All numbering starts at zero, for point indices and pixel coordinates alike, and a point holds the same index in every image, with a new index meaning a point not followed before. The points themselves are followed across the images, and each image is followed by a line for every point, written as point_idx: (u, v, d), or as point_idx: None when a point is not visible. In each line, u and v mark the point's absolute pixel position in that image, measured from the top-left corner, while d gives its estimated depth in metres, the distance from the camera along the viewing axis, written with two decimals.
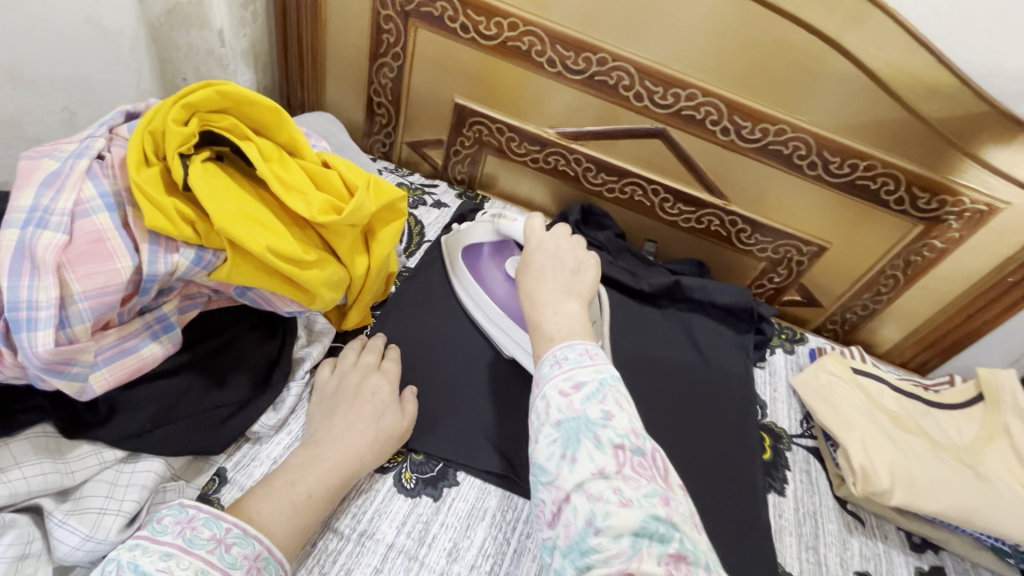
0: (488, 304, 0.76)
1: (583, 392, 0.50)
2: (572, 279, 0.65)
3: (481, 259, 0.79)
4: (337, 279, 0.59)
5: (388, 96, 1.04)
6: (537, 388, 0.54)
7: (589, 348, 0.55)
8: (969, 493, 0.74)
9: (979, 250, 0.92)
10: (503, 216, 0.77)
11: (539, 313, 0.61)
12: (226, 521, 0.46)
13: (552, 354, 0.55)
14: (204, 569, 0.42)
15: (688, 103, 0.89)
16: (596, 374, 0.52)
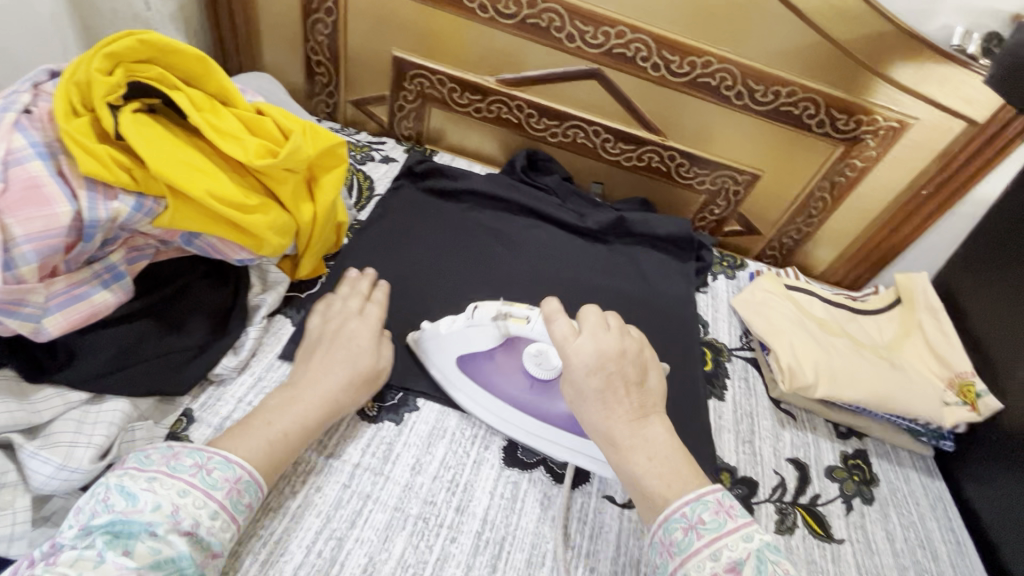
0: (511, 411, 0.67)
1: (745, 575, 0.47)
2: (640, 394, 0.59)
3: (490, 365, 0.68)
4: (281, 222, 0.63)
5: (326, 54, 1.04)
6: (672, 562, 0.50)
7: (721, 501, 0.52)
8: (885, 381, 0.82)
9: (896, 167, 0.99)
10: (510, 316, 0.63)
11: (627, 463, 0.56)
12: (207, 451, 0.51)
13: (679, 512, 0.51)
14: (186, 489, 0.48)
15: (618, 40, 0.92)
16: (749, 546, 0.49)
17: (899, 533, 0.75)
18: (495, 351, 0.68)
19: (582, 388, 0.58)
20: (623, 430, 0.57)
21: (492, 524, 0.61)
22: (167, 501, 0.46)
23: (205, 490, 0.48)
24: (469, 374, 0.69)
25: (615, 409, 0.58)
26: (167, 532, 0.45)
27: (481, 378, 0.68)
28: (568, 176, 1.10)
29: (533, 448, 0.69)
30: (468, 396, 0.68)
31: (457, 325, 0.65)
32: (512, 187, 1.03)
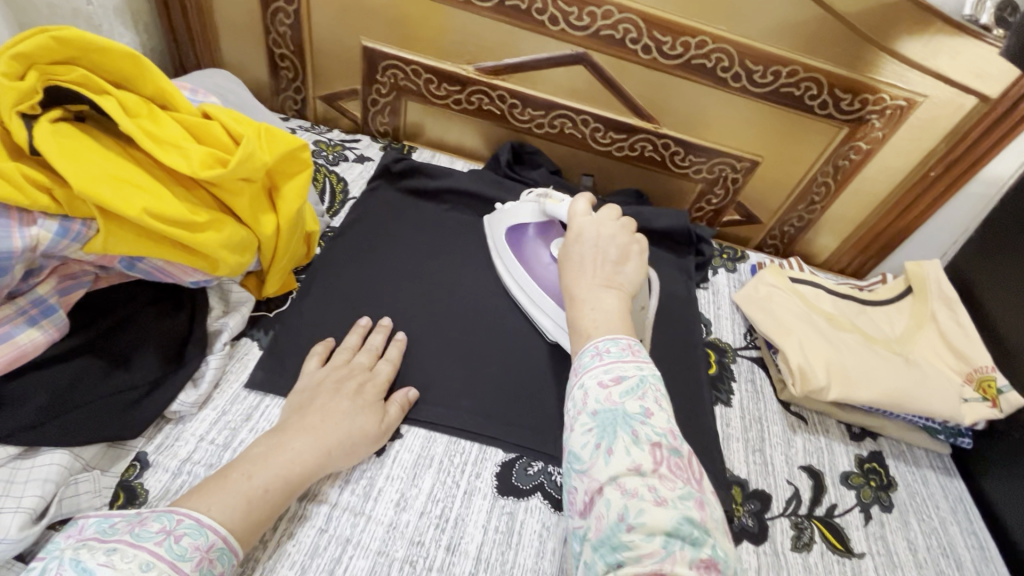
0: (531, 285, 0.77)
1: (622, 386, 0.49)
2: (614, 271, 0.63)
3: (528, 240, 0.80)
4: (238, 237, 0.57)
5: (289, 46, 0.96)
6: (575, 377, 0.53)
7: (633, 344, 0.54)
8: (900, 378, 0.77)
9: (903, 148, 0.94)
10: (549, 197, 0.76)
11: (576, 310, 0.60)
12: (177, 514, 0.44)
13: (593, 345, 0.54)
14: (151, 561, 0.41)
15: (605, 21, 0.85)
16: (638, 372, 0.50)
17: (921, 540, 0.71)
18: (536, 238, 0.79)
19: (569, 250, 0.66)
20: (590, 281, 0.61)
21: (487, 563, 0.55)
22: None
23: (172, 561, 0.41)
24: (513, 248, 0.81)
25: (588, 265, 0.63)
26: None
27: (521, 253, 0.80)
28: (556, 169, 1.03)
29: (529, 472, 0.64)
30: (506, 264, 0.81)
31: (516, 200, 0.81)
32: (496, 183, 0.97)
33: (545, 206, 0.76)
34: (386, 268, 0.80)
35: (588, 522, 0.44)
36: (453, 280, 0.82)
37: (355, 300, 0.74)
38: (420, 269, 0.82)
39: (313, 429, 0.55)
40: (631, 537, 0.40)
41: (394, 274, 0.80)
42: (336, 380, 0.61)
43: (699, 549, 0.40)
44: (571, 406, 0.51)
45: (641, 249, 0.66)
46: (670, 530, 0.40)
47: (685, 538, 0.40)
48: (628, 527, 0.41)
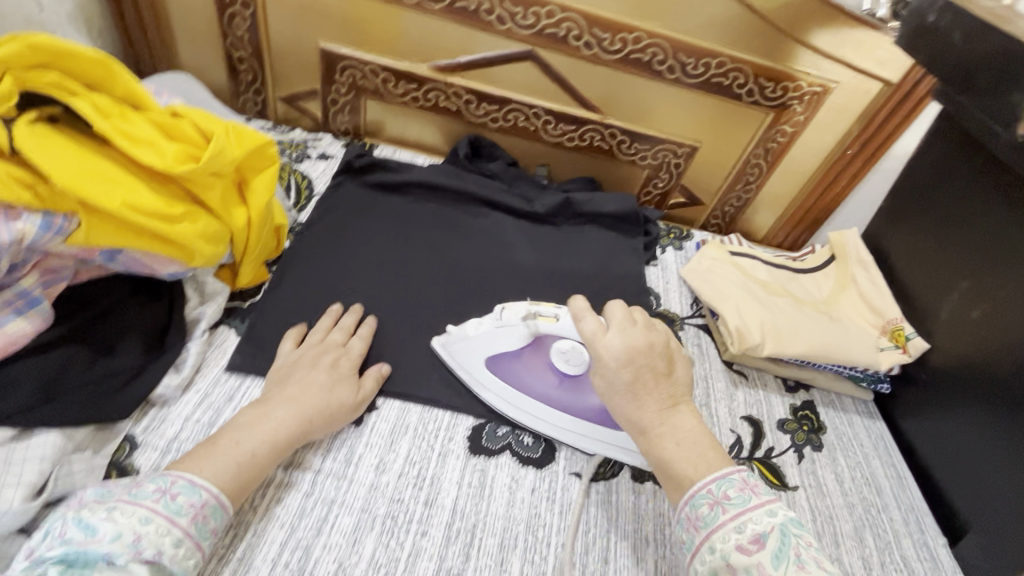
0: (543, 408, 0.69)
1: (769, 548, 0.46)
2: (669, 384, 0.60)
3: (514, 362, 0.70)
4: (213, 229, 0.61)
5: (247, 50, 0.99)
6: (697, 550, 0.50)
7: (747, 480, 0.53)
8: (826, 333, 0.86)
9: (822, 130, 1.04)
10: (539, 316, 0.66)
11: (656, 448, 0.58)
12: (170, 476, 0.49)
13: (706, 489, 0.52)
14: (149, 515, 0.46)
15: (549, 20, 0.92)
16: (774, 522, 0.48)
17: (847, 474, 0.80)
18: (529, 349, 0.70)
19: (612, 378, 0.59)
20: (657, 404, 0.59)
21: (462, 514, 0.61)
22: (127, 528, 0.44)
23: (168, 516, 0.46)
24: (503, 375, 0.70)
25: (647, 401, 0.59)
26: (127, 563, 0.43)
27: (512, 376, 0.70)
28: (512, 161, 1.09)
29: (498, 434, 0.70)
30: (495, 394, 0.70)
31: (485, 326, 0.69)
32: (456, 176, 1.02)
33: (540, 329, 0.66)
34: (355, 257, 0.85)
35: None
36: (419, 266, 0.87)
37: (326, 288, 0.78)
38: (387, 258, 0.86)
39: (294, 398, 0.60)
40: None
41: (363, 263, 0.84)
42: (313, 358, 0.66)
43: None
44: (704, 570, 0.49)
45: (677, 346, 0.64)
46: None
47: None
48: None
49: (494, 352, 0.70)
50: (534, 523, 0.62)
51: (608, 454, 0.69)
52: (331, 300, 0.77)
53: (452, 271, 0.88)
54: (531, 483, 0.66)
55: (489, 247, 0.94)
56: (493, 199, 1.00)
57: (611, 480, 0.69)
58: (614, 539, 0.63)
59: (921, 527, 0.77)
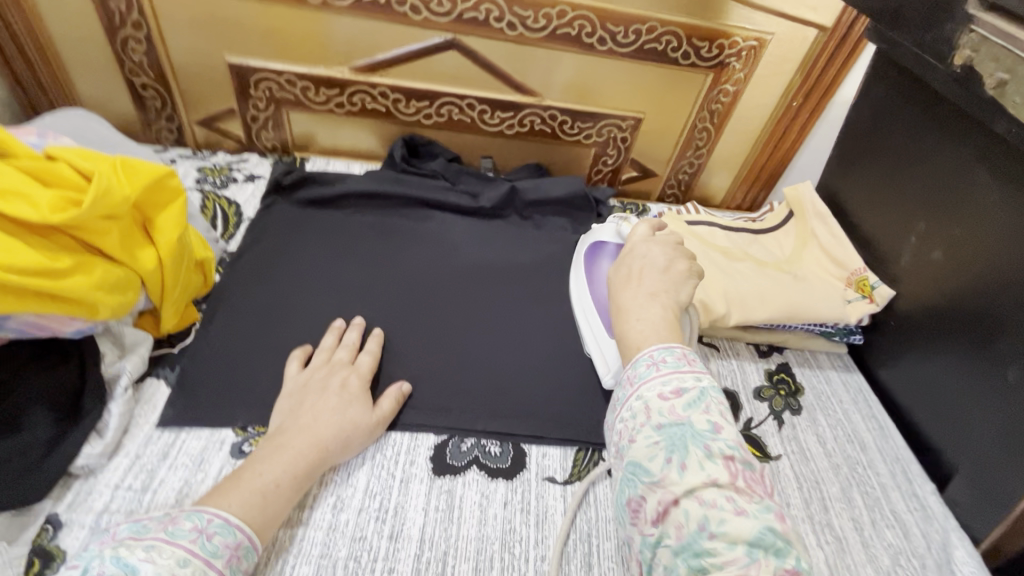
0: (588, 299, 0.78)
1: (686, 398, 0.53)
2: (665, 287, 0.66)
3: (602, 256, 0.81)
4: (113, 277, 0.56)
5: (149, 74, 0.92)
6: (631, 388, 0.58)
7: (686, 353, 0.58)
8: (791, 293, 0.84)
9: (764, 85, 1.01)
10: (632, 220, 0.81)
11: (623, 322, 0.64)
12: (206, 513, 0.48)
13: (648, 354, 0.58)
14: (186, 557, 0.44)
15: (465, 4, 0.87)
16: (698, 384, 0.55)
17: (829, 433, 0.78)
18: (612, 253, 0.80)
19: (627, 263, 0.70)
20: (642, 293, 0.66)
21: (431, 541, 0.57)
22: (168, 571, 0.43)
23: (207, 558, 0.45)
24: (586, 269, 0.81)
25: (637, 287, 0.67)
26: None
27: (588, 267, 0.81)
28: (453, 156, 1.04)
29: (462, 449, 0.66)
30: (574, 278, 0.82)
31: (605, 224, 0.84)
32: (394, 181, 0.97)
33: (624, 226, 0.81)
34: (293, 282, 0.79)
35: (665, 529, 0.47)
36: (364, 282, 0.82)
37: (263, 320, 0.73)
38: (329, 278, 0.81)
39: (308, 428, 0.58)
40: (714, 543, 0.45)
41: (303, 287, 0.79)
42: (321, 382, 0.63)
43: (780, 558, 0.44)
44: (627, 415, 0.56)
45: (693, 271, 0.69)
46: (750, 540, 0.44)
47: (769, 548, 0.44)
48: (711, 535, 0.45)
49: (596, 241, 0.83)
50: (509, 539, 0.59)
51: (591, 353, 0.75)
52: (269, 333, 0.72)
53: (400, 282, 0.83)
54: (502, 498, 0.62)
55: (438, 252, 0.90)
56: (436, 201, 0.96)
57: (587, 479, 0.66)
58: (596, 543, 0.60)
59: (908, 476, 0.75)
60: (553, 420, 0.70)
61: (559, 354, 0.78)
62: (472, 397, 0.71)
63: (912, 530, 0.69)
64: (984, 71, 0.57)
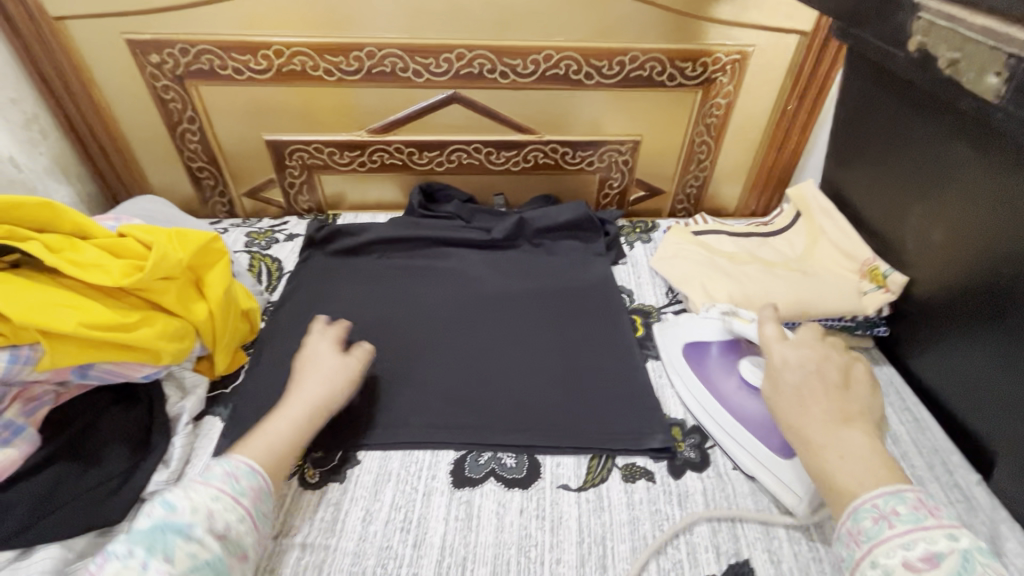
0: (723, 413, 0.72)
1: (946, 569, 0.44)
2: (843, 399, 0.59)
3: (711, 361, 0.77)
4: (171, 327, 0.66)
5: (204, 159, 1.08)
6: (853, 545, 0.49)
7: (921, 499, 0.49)
8: (801, 290, 0.84)
9: (756, 93, 1.04)
10: (737, 316, 0.77)
11: (819, 459, 0.56)
12: (234, 461, 0.58)
13: (870, 502, 0.50)
14: (218, 493, 0.54)
15: (460, 62, 0.97)
16: (955, 546, 0.45)
17: None
18: (721, 359, 0.76)
19: (782, 381, 0.62)
20: (820, 413, 0.58)
21: (451, 548, 0.61)
22: (203, 505, 0.52)
23: (235, 496, 0.54)
24: (696, 371, 0.77)
25: (818, 403, 0.59)
26: (203, 535, 0.50)
27: (700, 372, 0.77)
28: (466, 197, 1.12)
29: (480, 462, 0.70)
30: (684, 386, 0.78)
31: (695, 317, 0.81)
32: (412, 225, 1.06)
33: (734, 325, 0.76)
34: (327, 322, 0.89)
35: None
36: (389, 317, 0.90)
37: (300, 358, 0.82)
38: (358, 316, 0.90)
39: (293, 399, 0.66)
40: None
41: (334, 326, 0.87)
42: (302, 362, 0.71)
43: None
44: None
45: (863, 371, 0.63)
46: None
47: None
48: None
49: (695, 342, 0.79)
50: (525, 544, 0.62)
51: (760, 478, 0.68)
52: None
53: (421, 315, 0.90)
54: (518, 505, 0.66)
55: (460, 292, 0.96)
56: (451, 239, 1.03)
57: (600, 484, 0.68)
58: (610, 545, 0.62)
59: (949, 468, 0.72)
60: (566, 431, 0.73)
61: (571, 369, 0.82)
62: (489, 413, 0.75)
63: (952, 523, 0.66)
64: (939, 53, 0.58)
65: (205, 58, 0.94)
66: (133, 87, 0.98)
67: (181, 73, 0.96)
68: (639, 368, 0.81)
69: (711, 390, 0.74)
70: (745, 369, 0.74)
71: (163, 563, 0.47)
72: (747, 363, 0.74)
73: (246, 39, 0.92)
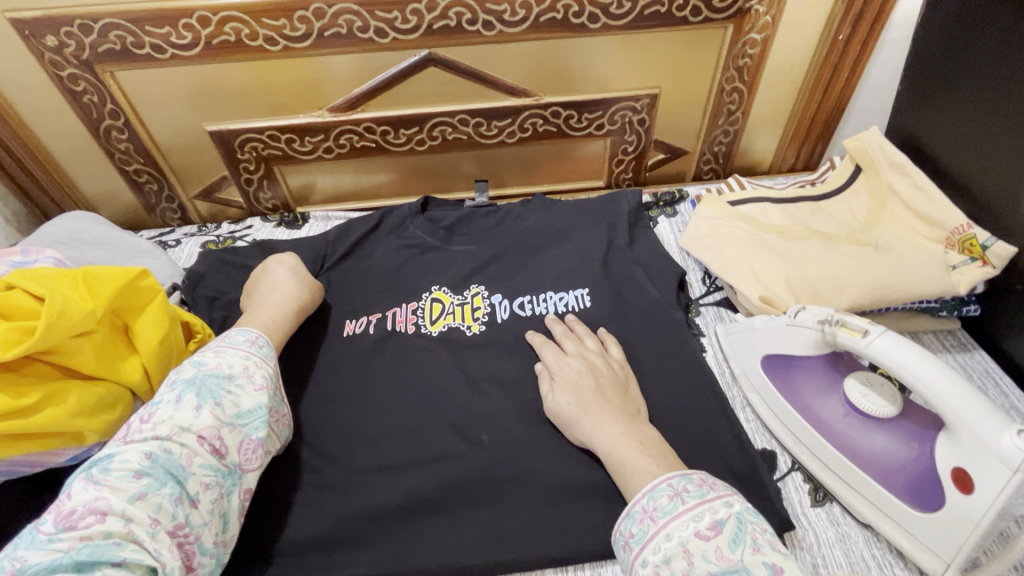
0: (829, 451, 0.57)
1: (726, 533, 0.45)
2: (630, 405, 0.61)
3: (803, 379, 0.61)
4: (92, 397, 0.53)
5: (139, 160, 0.90)
6: (652, 523, 0.47)
7: (676, 484, 0.49)
8: (874, 268, 0.68)
9: (798, 24, 0.85)
10: (842, 326, 0.55)
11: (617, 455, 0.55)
12: (253, 333, 0.60)
13: (666, 482, 0.49)
14: (248, 354, 0.56)
15: (432, 14, 0.78)
16: (731, 510, 0.46)
17: None
18: (814, 376, 0.60)
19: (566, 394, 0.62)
20: (622, 426, 0.57)
21: None
22: (238, 362, 0.55)
23: (262, 358, 0.57)
24: (786, 394, 0.62)
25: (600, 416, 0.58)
26: (244, 385, 0.53)
27: (790, 392, 0.61)
28: (421, 205, 0.88)
29: (498, 526, 0.57)
30: (776, 410, 0.63)
31: (776, 322, 0.62)
32: (344, 280, 0.81)
33: (839, 341, 0.55)
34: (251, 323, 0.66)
35: None
36: (374, 338, 0.74)
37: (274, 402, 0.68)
38: (337, 337, 0.74)
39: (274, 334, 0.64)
40: None
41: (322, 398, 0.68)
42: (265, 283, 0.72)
43: None
44: (656, 558, 0.45)
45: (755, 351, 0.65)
46: None
47: None
48: None
49: (781, 354, 0.63)
50: None
51: (883, 531, 0.53)
52: None
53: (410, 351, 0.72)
54: None
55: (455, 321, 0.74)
56: (408, 276, 0.81)
57: None
58: None
59: None
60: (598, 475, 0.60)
61: None
62: (504, 454, 0.62)
63: None
64: None
65: (115, 36, 0.76)
66: (36, 83, 0.80)
67: (89, 57, 0.77)
68: (682, 383, 0.67)
69: (809, 418, 0.59)
70: (847, 389, 0.58)
71: (215, 408, 0.50)
72: (853, 382, 0.57)
73: (162, 6, 0.73)
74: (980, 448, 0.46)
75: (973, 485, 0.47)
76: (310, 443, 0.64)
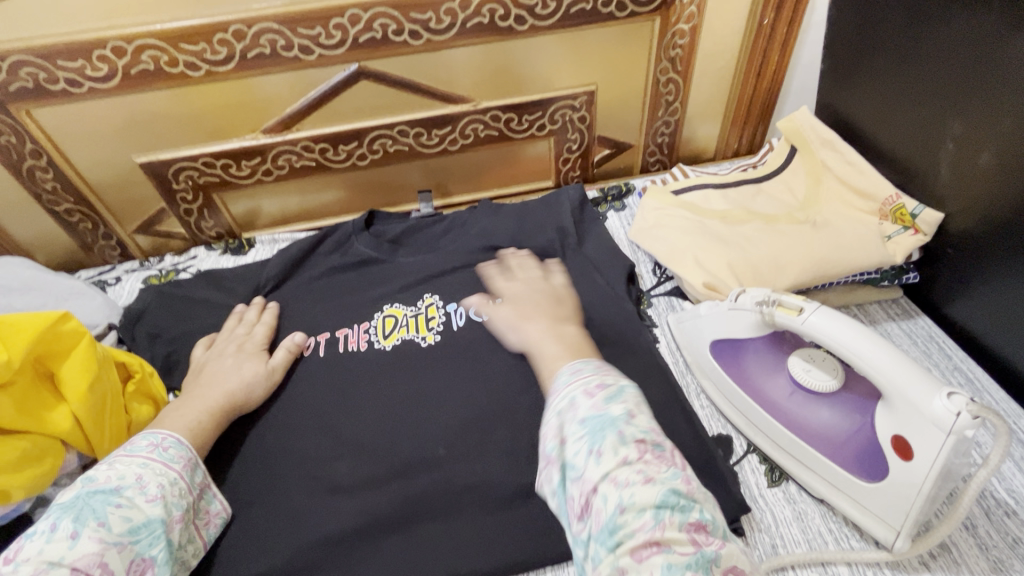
0: (779, 429, 0.58)
1: (604, 393, 0.47)
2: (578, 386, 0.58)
3: (749, 362, 0.61)
4: (11, 452, 0.50)
5: (69, 199, 0.87)
6: (552, 397, 0.50)
7: (575, 368, 0.51)
8: (812, 245, 0.69)
9: (723, 11, 0.86)
10: (780, 305, 0.55)
11: None
12: (159, 434, 0.56)
13: (569, 370, 0.51)
14: (146, 461, 0.51)
15: (357, 26, 0.77)
16: (617, 381, 0.48)
17: None
18: (760, 358, 0.61)
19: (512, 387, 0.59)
20: None
21: None
22: (130, 472, 0.49)
23: (164, 462, 0.52)
24: (735, 378, 0.62)
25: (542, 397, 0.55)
26: (136, 498, 0.48)
27: (739, 376, 0.62)
28: (365, 220, 0.86)
29: (458, 539, 0.56)
30: (727, 395, 0.63)
31: (719, 308, 0.63)
32: (291, 304, 0.79)
33: (778, 321, 0.55)
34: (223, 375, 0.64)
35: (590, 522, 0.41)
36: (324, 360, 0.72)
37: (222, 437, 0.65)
38: None
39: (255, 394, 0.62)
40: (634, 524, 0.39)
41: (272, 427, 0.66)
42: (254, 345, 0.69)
43: (687, 513, 0.40)
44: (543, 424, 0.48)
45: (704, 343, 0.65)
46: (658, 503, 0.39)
47: (673, 506, 0.40)
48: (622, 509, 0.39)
49: (728, 339, 0.63)
50: None
51: (836, 503, 0.54)
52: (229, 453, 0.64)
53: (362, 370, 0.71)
54: None
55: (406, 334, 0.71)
56: (357, 294, 0.80)
57: None
58: None
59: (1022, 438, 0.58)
60: None
61: None
62: (460, 466, 0.61)
63: None
64: None
65: (25, 73, 0.73)
66: None
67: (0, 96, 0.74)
68: (637, 376, 0.66)
69: (759, 400, 0.60)
70: (791, 366, 0.59)
71: (98, 530, 0.44)
72: (796, 360, 0.58)
73: (72, 39, 0.71)
74: (914, 414, 0.46)
75: (912, 450, 0.47)
76: (262, 475, 0.62)
